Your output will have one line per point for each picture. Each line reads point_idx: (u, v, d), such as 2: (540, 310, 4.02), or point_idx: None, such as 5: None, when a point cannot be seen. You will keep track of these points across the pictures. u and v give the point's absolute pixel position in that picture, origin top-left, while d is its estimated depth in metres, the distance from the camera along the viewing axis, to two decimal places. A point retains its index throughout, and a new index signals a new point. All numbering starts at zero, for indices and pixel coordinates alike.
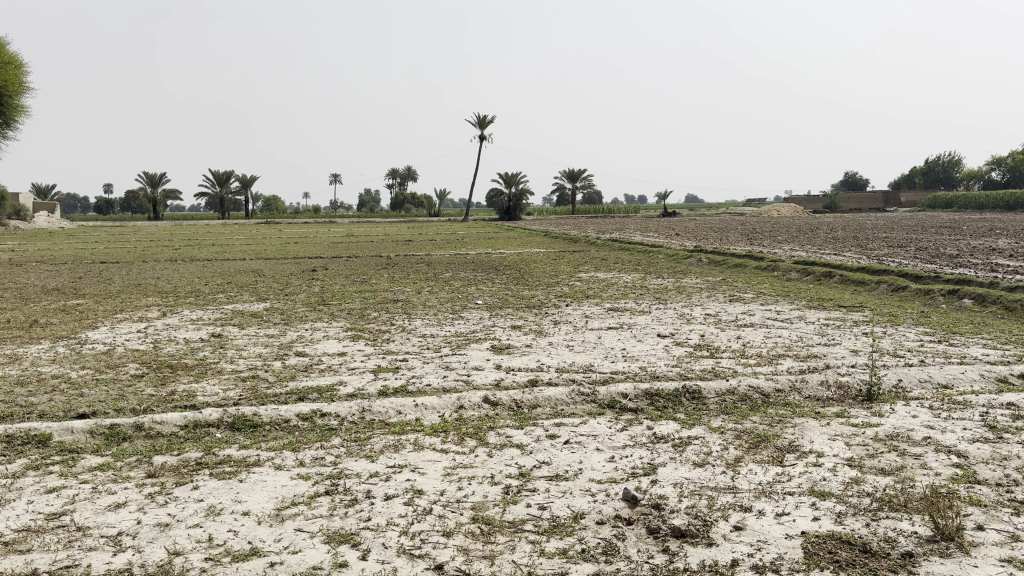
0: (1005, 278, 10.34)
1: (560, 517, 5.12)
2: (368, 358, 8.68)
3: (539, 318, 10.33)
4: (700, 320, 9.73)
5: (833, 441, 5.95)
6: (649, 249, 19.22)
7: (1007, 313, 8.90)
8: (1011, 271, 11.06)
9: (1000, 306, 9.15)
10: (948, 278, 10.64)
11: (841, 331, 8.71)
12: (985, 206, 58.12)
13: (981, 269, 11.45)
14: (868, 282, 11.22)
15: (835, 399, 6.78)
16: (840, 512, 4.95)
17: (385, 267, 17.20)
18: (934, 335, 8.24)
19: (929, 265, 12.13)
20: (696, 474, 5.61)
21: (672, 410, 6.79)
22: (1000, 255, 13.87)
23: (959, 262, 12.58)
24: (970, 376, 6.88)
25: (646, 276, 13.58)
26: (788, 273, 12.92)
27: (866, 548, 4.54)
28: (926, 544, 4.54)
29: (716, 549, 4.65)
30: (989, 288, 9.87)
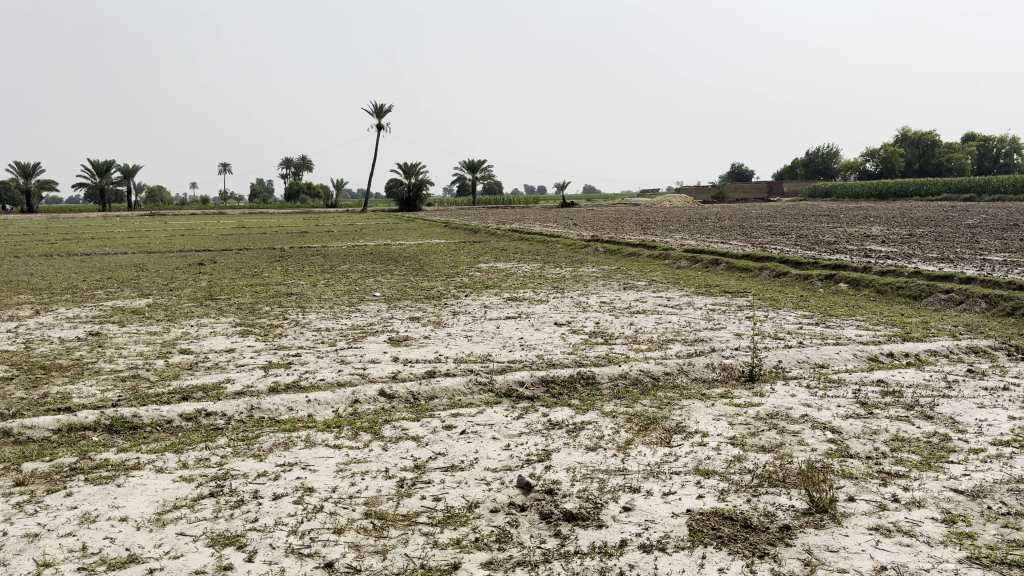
0: (876, 263, 10.92)
1: (454, 508, 5.08)
2: (258, 354, 8.39)
3: (437, 308, 10.25)
4: (595, 308, 9.89)
5: (717, 421, 6.17)
6: (548, 239, 19.40)
7: (879, 296, 9.43)
8: (882, 256, 11.76)
9: (872, 289, 9.70)
10: (825, 264, 11.20)
11: (726, 315, 9.03)
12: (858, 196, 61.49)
13: (857, 255, 12.07)
14: (752, 268, 11.67)
15: (720, 380, 7.03)
16: (723, 489, 5.13)
17: (279, 259, 16.71)
18: (812, 317, 8.65)
19: (807, 252, 12.71)
20: (589, 458, 5.68)
21: (567, 397, 6.85)
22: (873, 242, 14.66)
23: (835, 249, 13.24)
24: (844, 355, 7.24)
25: (544, 266, 13.71)
26: (679, 260, 13.30)
27: (747, 523, 4.71)
28: (802, 517, 4.75)
29: (606, 531, 4.73)
30: (862, 272, 10.44)
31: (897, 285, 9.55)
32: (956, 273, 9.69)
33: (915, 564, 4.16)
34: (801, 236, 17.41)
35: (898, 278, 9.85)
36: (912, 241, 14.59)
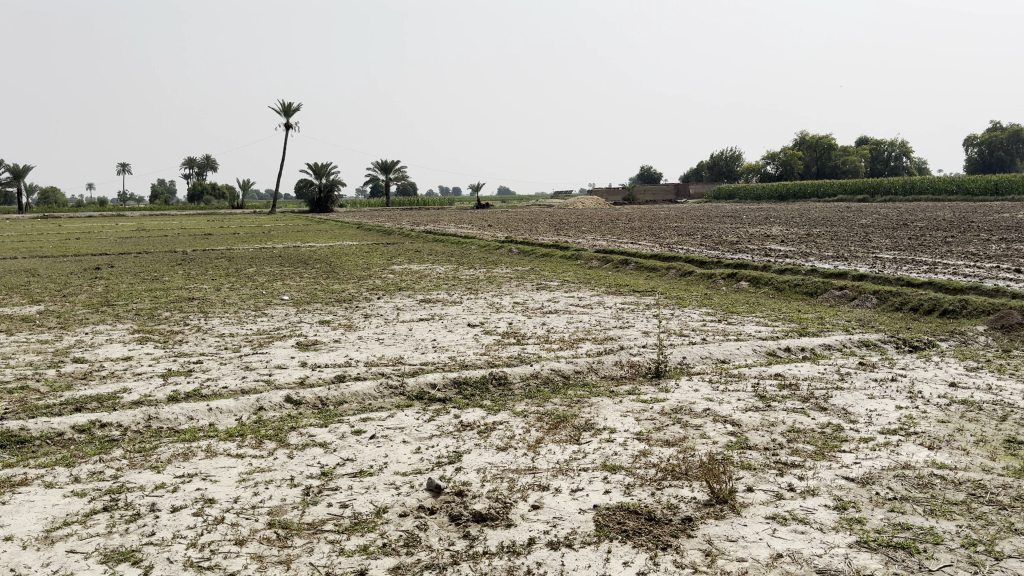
0: (775, 262, 11.38)
1: (361, 514, 4.99)
2: (158, 362, 8.05)
3: (348, 312, 10.08)
4: (508, 308, 9.93)
5: (624, 417, 6.28)
6: (462, 241, 19.37)
7: (778, 293, 9.81)
8: (780, 255, 12.27)
9: (771, 287, 10.09)
10: (728, 262, 11.59)
11: (635, 314, 9.22)
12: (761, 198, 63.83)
13: (757, 254, 12.55)
14: (660, 268, 11.96)
15: (627, 377, 7.17)
16: (629, 483, 5.22)
17: (182, 263, 16.09)
18: (715, 315, 8.93)
19: (712, 252, 13.11)
20: (499, 458, 5.66)
21: (479, 397, 6.82)
22: (772, 241, 15.30)
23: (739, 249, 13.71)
24: (745, 351, 7.50)
25: (458, 267, 13.69)
26: (590, 261, 13.50)
27: (651, 516, 4.81)
28: (703, 508, 4.89)
29: (515, 530, 4.73)
30: (763, 270, 10.84)
31: (794, 282, 9.95)
32: (848, 270, 10.17)
33: (808, 550, 4.33)
34: (706, 237, 17.96)
35: (796, 276, 10.27)
36: (810, 240, 15.08)
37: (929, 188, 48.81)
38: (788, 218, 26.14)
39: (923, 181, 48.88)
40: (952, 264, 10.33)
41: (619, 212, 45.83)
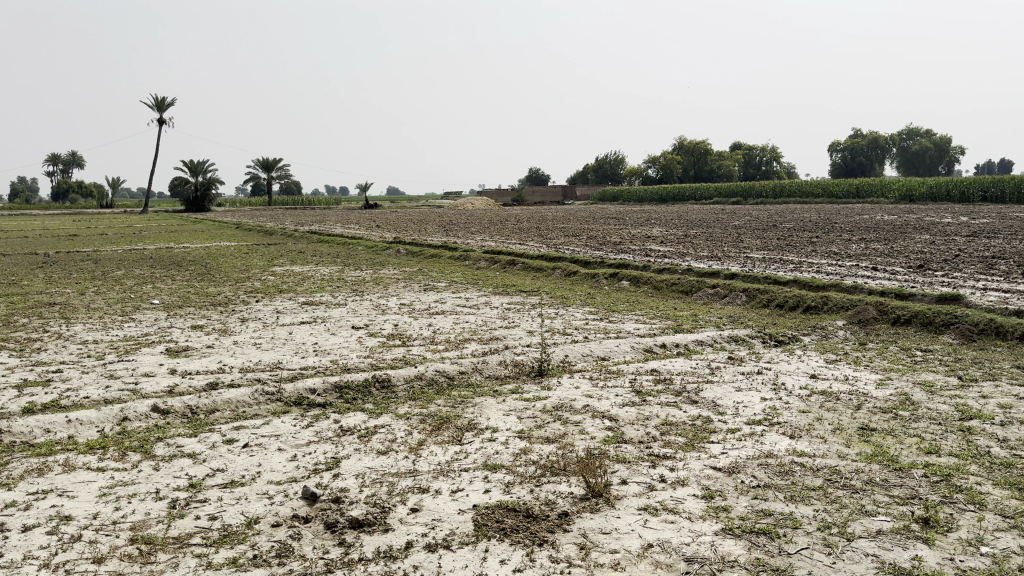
0: (654, 262, 11.80)
1: (232, 525, 4.80)
2: (11, 372, 7.50)
3: (224, 316, 9.71)
4: (394, 310, 9.82)
5: (507, 416, 6.29)
6: (348, 242, 19.04)
7: (657, 292, 10.15)
8: (660, 255, 12.70)
9: (650, 285, 10.42)
10: (611, 262, 11.89)
11: (520, 313, 9.32)
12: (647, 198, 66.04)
13: (639, 254, 12.95)
14: (546, 268, 12.16)
15: (511, 376, 7.22)
16: (509, 482, 5.23)
17: (41, 266, 15.07)
18: (597, 313, 9.13)
19: (596, 252, 13.45)
20: (379, 462, 5.50)
21: (361, 401, 6.70)
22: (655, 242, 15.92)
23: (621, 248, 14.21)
24: (624, 348, 7.70)
25: (343, 268, 13.43)
26: (478, 261, 13.53)
27: (529, 512, 4.84)
28: (579, 502, 4.97)
29: (391, 534, 4.63)
30: (643, 270, 11.18)
31: (671, 281, 10.32)
32: (721, 269, 10.63)
33: (677, 539, 4.48)
34: (591, 237, 18.51)
35: (673, 275, 10.66)
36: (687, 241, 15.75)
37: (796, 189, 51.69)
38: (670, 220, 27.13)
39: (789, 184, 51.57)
40: (815, 262, 10.98)
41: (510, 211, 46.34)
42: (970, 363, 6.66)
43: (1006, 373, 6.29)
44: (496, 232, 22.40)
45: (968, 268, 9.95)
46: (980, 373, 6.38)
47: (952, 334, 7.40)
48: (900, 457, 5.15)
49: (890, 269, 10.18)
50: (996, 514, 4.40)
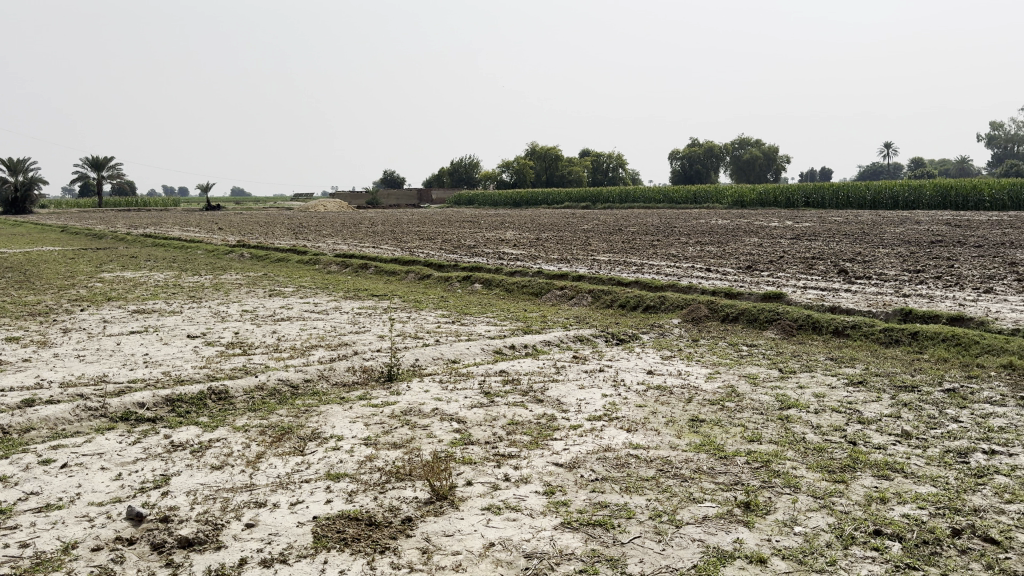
0: (507, 264, 12.02)
1: (45, 552, 4.40)
2: None
3: (44, 326, 8.98)
4: (236, 317, 9.43)
5: (353, 423, 6.03)
6: (188, 245, 18.17)
7: (508, 294, 10.33)
8: (513, 257, 12.97)
9: (502, 288, 10.59)
10: (464, 266, 11.98)
11: (371, 318, 9.19)
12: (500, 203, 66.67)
13: (492, 257, 13.20)
14: (398, 271, 12.09)
15: (359, 382, 7.07)
16: (352, 490, 4.91)
17: None
18: (449, 316, 9.17)
19: (451, 255, 13.53)
20: (213, 477, 5.25)
21: (196, 414, 6.37)
22: (505, 246, 16.02)
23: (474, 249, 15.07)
24: (474, 350, 7.76)
25: (181, 273, 12.77)
26: (328, 265, 13.27)
27: (372, 520, 4.56)
28: (424, 507, 4.70)
29: (224, 552, 4.35)
30: (495, 273, 11.35)
31: (522, 283, 10.54)
32: (570, 272, 10.98)
33: (521, 539, 4.34)
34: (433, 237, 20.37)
35: (524, 277, 10.88)
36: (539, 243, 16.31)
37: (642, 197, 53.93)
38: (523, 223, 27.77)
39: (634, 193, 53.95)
40: (655, 264, 11.55)
41: (367, 214, 45.94)
42: (789, 356, 7.20)
43: (820, 365, 6.85)
44: (349, 233, 24.02)
45: (790, 268, 10.78)
46: (798, 365, 6.91)
47: (775, 330, 7.99)
48: (725, 446, 5.33)
49: (722, 269, 10.89)
50: (808, 495, 4.56)
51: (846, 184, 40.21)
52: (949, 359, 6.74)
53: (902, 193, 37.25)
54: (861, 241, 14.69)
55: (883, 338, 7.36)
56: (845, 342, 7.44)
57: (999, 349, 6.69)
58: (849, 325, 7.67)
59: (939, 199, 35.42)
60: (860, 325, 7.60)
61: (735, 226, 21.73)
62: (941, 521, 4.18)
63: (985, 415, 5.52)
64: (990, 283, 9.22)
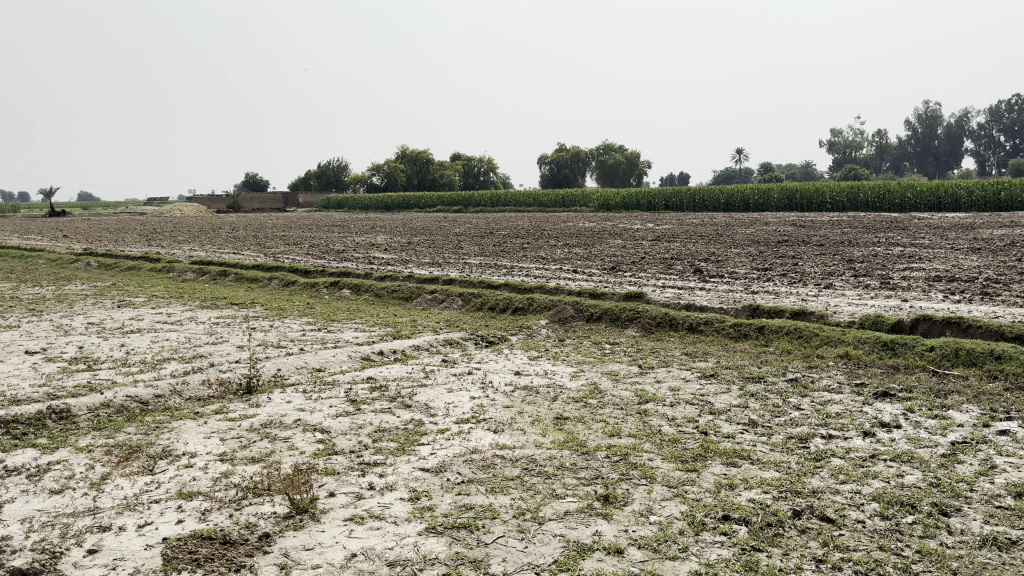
0: (377, 269, 11.88)
1: None
2: None
3: None
4: (80, 330, 8.83)
5: (208, 439, 5.76)
6: (28, 253, 16.90)
7: (377, 299, 10.22)
8: (382, 262, 12.90)
9: (371, 293, 10.46)
10: (332, 271, 11.77)
11: (230, 328, 8.85)
12: (369, 207, 65.38)
13: (362, 261, 13.09)
14: (260, 278, 11.70)
15: (216, 396, 6.76)
16: (206, 509, 4.66)
17: None
18: (314, 324, 8.97)
19: (318, 261, 13.25)
20: (51, 503, 4.87)
21: (33, 436, 5.91)
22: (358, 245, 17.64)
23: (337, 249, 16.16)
24: (339, 358, 7.59)
25: (18, 285, 11.83)
26: (184, 273, 12.69)
27: (226, 539, 4.30)
28: (282, 521, 4.45)
29: None
30: (363, 278, 11.19)
31: (391, 288, 10.44)
32: (441, 275, 11.01)
33: (384, 547, 4.10)
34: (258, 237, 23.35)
35: (393, 282, 10.78)
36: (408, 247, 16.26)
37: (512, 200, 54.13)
38: (393, 227, 27.53)
39: (505, 198, 54.29)
40: (524, 266, 11.78)
41: (233, 219, 44.27)
42: (648, 352, 7.48)
43: (676, 360, 7.16)
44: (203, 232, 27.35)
45: (651, 268, 11.22)
46: (657, 360, 7.19)
47: (635, 328, 8.29)
48: (587, 441, 5.43)
49: (590, 270, 11.24)
50: (663, 485, 4.72)
51: (699, 188, 42.15)
52: (792, 351, 7.21)
53: (751, 196, 39.54)
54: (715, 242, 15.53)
55: (733, 333, 7.77)
56: (699, 338, 7.82)
57: (835, 340, 7.22)
58: (702, 321, 8.06)
59: (788, 202, 37.98)
60: (713, 321, 8.01)
61: (600, 228, 22.40)
62: (783, 504, 4.43)
63: (823, 402, 5.94)
64: (829, 279, 9.93)
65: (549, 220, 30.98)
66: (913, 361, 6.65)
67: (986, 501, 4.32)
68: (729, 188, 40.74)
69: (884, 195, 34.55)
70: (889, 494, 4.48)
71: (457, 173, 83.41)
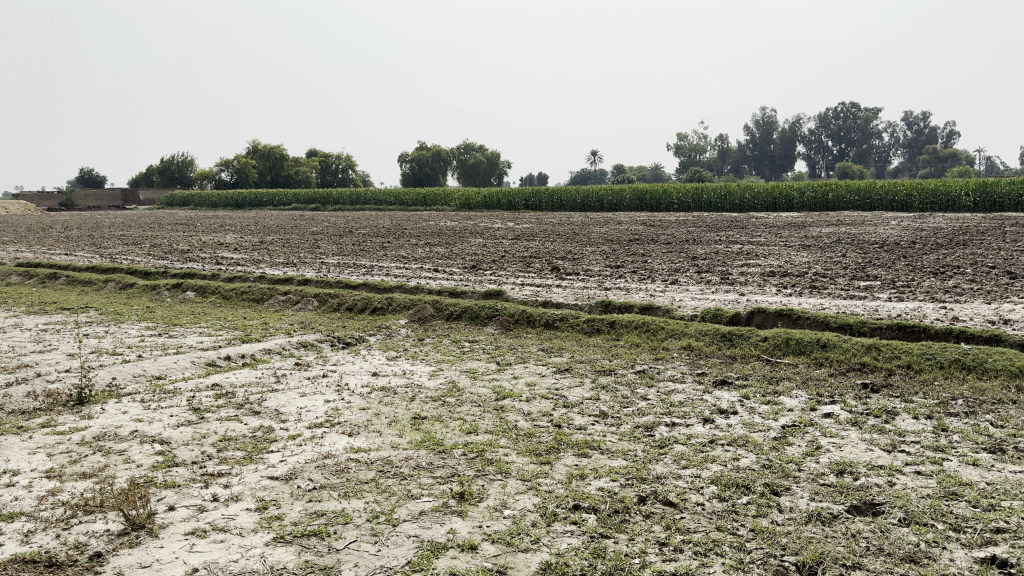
0: (225, 270, 11.36)
1: None
2: None
3: None
4: None
5: (32, 455, 5.30)
6: None
7: (224, 301, 9.80)
8: (229, 262, 12.37)
9: (218, 295, 10.03)
10: (174, 273, 11.16)
11: (59, 335, 8.20)
12: (219, 204, 62.34)
13: (208, 262, 12.47)
14: (95, 281, 10.93)
15: (42, 409, 6.23)
16: (28, 530, 4.28)
17: None
18: (155, 329, 8.47)
19: (159, 261, 12.55)
20: None
21: None
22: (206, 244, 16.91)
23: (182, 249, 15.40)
24: (182, 364, 7.20)
25: None
26: (7, 277, 11.64)
27: (51, 561, 3.94)
28: (116, 539, 4.15)
29: None
30: (210, 279, 10.71)
31: (240, 289, 10.04)
32: (295, 276, 10.70)
33: (227, 559, 3.90)
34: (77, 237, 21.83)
35: (243, 283, 10.37)
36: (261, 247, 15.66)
37: (370, 199, 53.29)
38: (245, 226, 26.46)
39: (364, 194, 53.45)
40: (383, 265, 11.62)
41: (62, 216, 40.88)
42: (506, 349, 7.59)
43: (533, 356, 7.30)
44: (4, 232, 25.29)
45: (509, 267, 11.33)
46: (514, 357, 7.31)
47: (494, 325, 8.38)
48: (444, 440, 5.42)
49: (449, 269, 11.23)
50: (517, 479, 4.78)
51: (559, 188, 43.14)
52: (641, 344, 7.51)
53: (605, 196, 40.81)
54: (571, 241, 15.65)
55: (586, 328, 8.00)
56: (555, 333, 8.01)
57: (679, 333, 7.59)
58: (558, 317, 8.25)
59: (637, 203, 39.53)
60: (567, 317, 8.22)
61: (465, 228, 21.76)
62: (629, 490, 4.61)
63: (668, 392, 6.23)
64: (676, 275, 10.42)
65: (407, 219, 30.71)
66: (749, 351, 7.10)
67: (812, 479, 4.67)
68: (586, 189, 41.90)
69: (725, 196, 36.66)
70: (727, 476, 4.75)
71: (313, 169, 80.70)
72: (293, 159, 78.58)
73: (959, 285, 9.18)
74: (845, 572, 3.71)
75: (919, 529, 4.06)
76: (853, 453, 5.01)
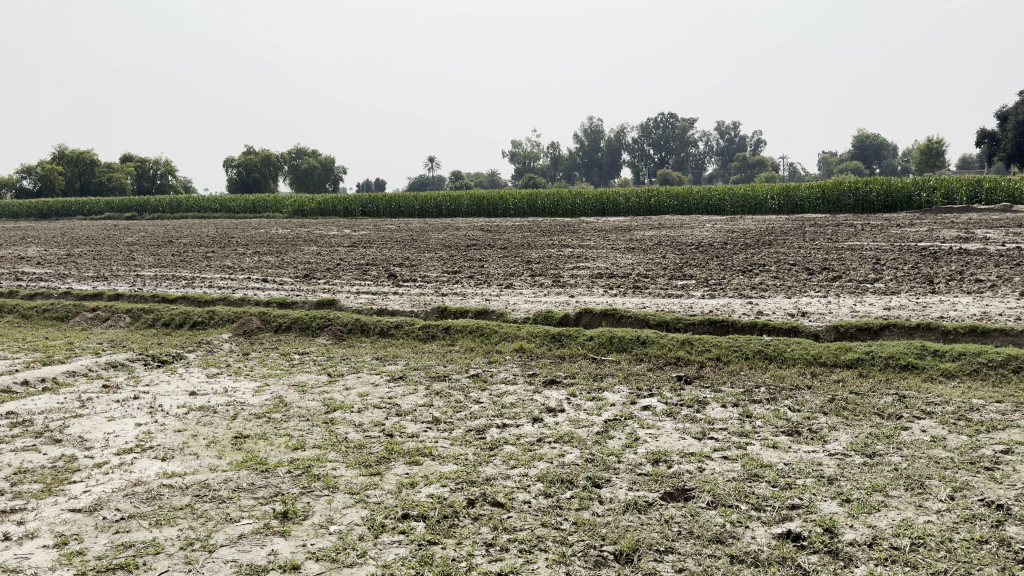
0: (25, 286, 10.41)
1: None
2: None
3: None
4: None
5: None
6: None
7: (24, 321, 9.00)
8: (30, 277, 11.35)
9: (16, 314, 9.20)
10: None
11: None
12: (22, 213, 57.02)
13: (6, 278, 11.36)
14: None
15: None
16: None
17: None
18: None
19: None
20: None
21: None
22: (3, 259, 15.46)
23: None
24: None
25: None
26: None
27: None
28: None
29: None
30: (6, 298, 9.80)
31: (42, 308, 9.26)
32: (106, 290, 9.99)
33: None
34: None
35: (45, 300, 9.58)
36: (69, 260, 14.48)
37: (192, 206, 50.78)
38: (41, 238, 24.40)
39: (185, 201, 50.80)
40: (207, 277, 11.08)
41: None
42: (338, 359, 7.46)
43: (366, 365, 7.22)
44: None
45: (345, 275, 11.14)
46: (346, 367, 7.19)
47: (326, 335, 8.22)
48: (267, 458, 5.24)
49: (279, 278, 10.88)
50: (345, 493, 4.71)
51: (401, 194, 42.89)
52: (474, 348, 7.61)
53: (444, 202, 40.96)
54: (410, 248, 15.61)
55: (421, 335, 8.02)
56: (390, 341, 7.96)
57: (511, 336, 7.76)
58: (392, 325, 8.21)
59: (474, 208, 39.88)
60: (402, 325, 8.19)
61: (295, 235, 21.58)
62: (458, 494, 4.66)
63: (499, 394, 6.35)
64: (510, 279, 10.65)
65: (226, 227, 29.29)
66: (577, 349, 7.37)
67: (630, 470, 4.92)
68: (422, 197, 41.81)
69: (558, 202, 37.77)
70: (552, 473, 4.90)
71: (129, 175, 75.35)
72: (106, 164, 73.16)
73: (764, 281, 9.96)
74: (658, 557, 3.93)
75: (725, 511, 4.37)
76: (668, 442, 5.32)
